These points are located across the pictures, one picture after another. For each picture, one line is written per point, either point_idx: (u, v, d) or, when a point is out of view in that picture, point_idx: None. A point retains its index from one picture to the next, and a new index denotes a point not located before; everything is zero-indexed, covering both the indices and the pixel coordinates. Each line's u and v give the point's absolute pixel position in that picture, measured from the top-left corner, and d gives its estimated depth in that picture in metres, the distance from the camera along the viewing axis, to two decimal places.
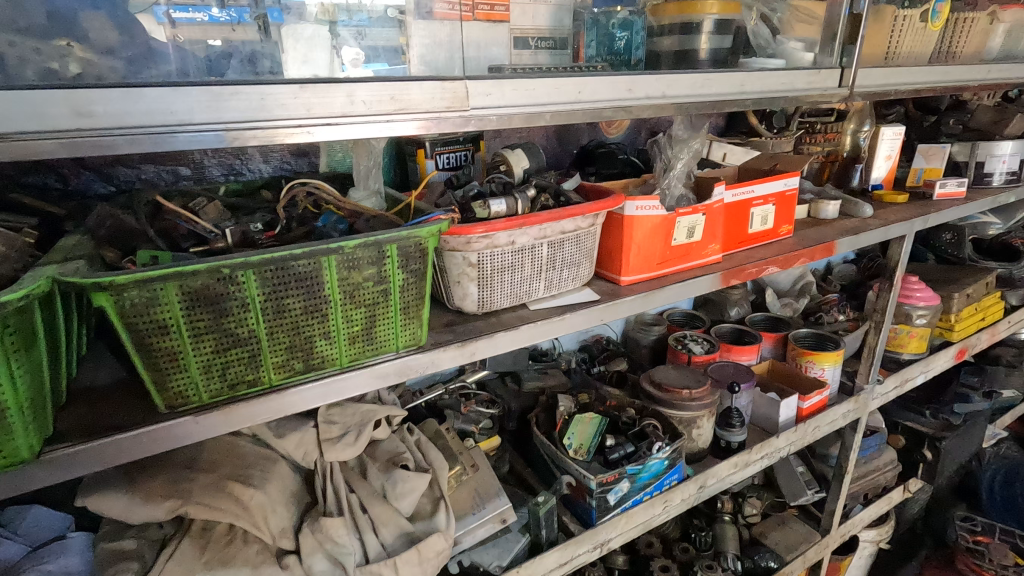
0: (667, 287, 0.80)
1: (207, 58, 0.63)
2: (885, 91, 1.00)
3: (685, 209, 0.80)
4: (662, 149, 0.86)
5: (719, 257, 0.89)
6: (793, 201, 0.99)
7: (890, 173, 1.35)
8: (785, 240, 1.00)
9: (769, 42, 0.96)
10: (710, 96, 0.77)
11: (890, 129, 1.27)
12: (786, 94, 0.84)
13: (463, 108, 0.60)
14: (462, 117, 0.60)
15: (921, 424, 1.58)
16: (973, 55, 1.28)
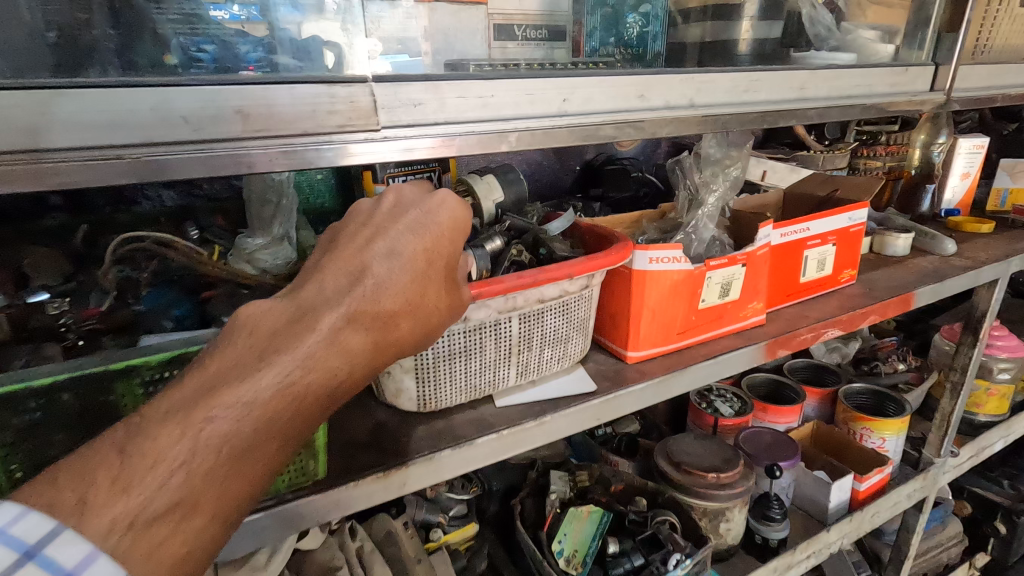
0: (693, 367, 0.58)
1: (27, 52, 0.41)
2: (990, 95, 0.76)
3: (717, 260, 0.58)
4: (687, 171, 0.66)
5: (761, 317, 0.66)
6: (858, 239, 0.76)
7: (967, 195, 1.12)
8: (846, 289, 0.77)
9: (831, 31, 0.72)
10: (757, 106, 0.55)
11: (969, 141, 1.05)
12: (864, 101, 0.61)
13: (371, 124, 0.40)
14: (368, 140, 0.40)
15: (993, 492, 1.32)
16: None
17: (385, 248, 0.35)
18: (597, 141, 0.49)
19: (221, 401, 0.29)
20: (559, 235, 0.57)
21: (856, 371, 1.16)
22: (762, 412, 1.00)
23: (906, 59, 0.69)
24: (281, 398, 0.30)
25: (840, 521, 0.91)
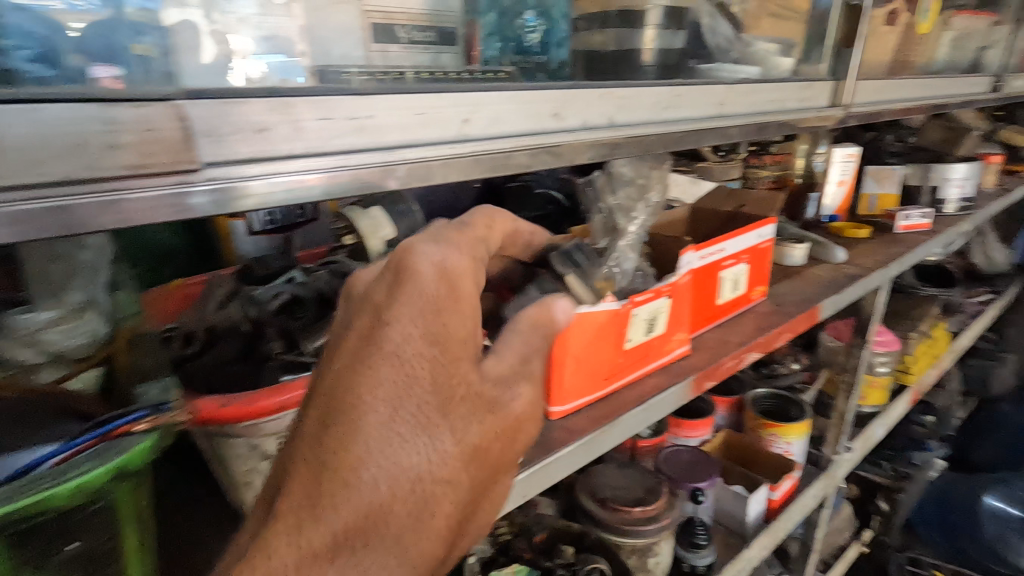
0: (626, 416, 0.52)
1: None
2: (877, 109, 0.79)
3: (642, 295, 0.52)
4: (598, 195, 0.59)
5: (686, 348, 0.62)
6: (766, 254, 0.74)
7: (845, 201, 1.18)
8: (758, 306, 0.76)
9: (731, 43, 0.70)
10: (682, 124, 0.51)
11: (843, 151, 1.12)
12: (779, 116, 0.59)
13: (183, 162, 0.28)
14: (181, 186, 0.28)
15: (874, 472, 1.43)
16: (925, 66, 1.13)
17: (398, 366, 0.30)
18: (509, 168, 0.41)
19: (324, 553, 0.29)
20: None
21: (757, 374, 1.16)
22: (677, 428, 0.96)
23: (805, 72, 0.69)
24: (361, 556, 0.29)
25: (760, 533, 0.92)
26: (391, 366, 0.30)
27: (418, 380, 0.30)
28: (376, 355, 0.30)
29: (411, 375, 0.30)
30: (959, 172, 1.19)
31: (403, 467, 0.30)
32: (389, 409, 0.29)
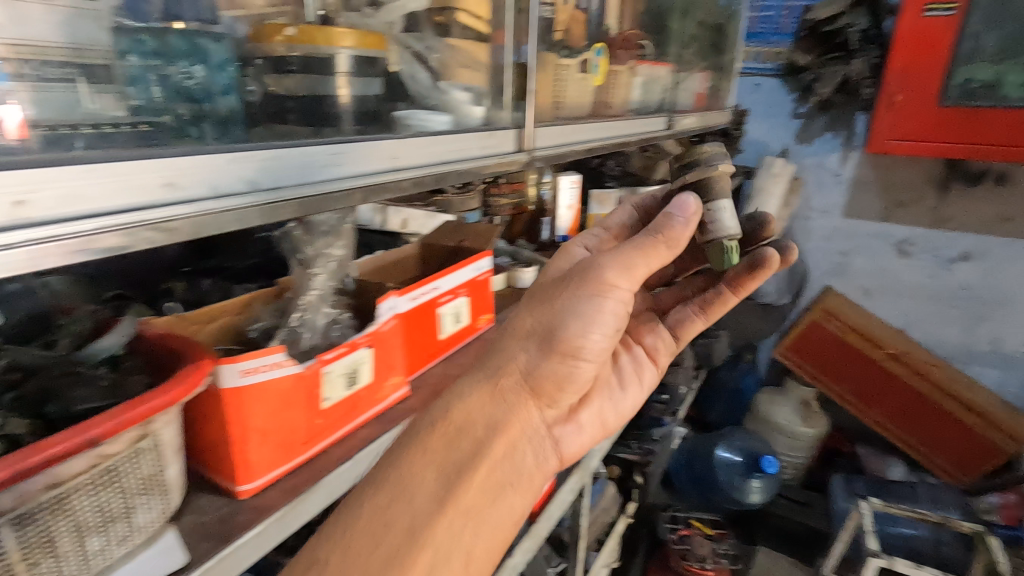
0: (328, 478, 0.51)
1: None
2: (564, 150, 0.89)
3: (334, 351, 0.52)
4: (296, 245, 0.56)
5: (404, 391, 0.63)
6: (486, 285, 0.80)
7: (574, 223, 1.33)
8: (485, 333, 0.81)
9: (429, 92, 0.74)
10: (347, 182, 0.50)
11: (567, 178, 1.27)
12: (459, 165, 0.63)
13: None
14: None
15: (629, 452, 1.66)
16: (620, 106, 1.35)
17: (521, 310, 0.64)
18: (101, 252, 0.35)
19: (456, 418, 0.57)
20: (115, 349, 0.49)
21: None
22: None
23: (494, 119, 0.75)
24: (454, 437, 0.56)
25: (522, 540, 0.97)
26: (534, 303, 0.63)
27: (525, 316, 0.63)
28: (521, 302, 0.64)
29: (549, 302, 0.62)
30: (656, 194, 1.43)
31: (535, 355, 0.61)
32: (529, 322, 0.62)
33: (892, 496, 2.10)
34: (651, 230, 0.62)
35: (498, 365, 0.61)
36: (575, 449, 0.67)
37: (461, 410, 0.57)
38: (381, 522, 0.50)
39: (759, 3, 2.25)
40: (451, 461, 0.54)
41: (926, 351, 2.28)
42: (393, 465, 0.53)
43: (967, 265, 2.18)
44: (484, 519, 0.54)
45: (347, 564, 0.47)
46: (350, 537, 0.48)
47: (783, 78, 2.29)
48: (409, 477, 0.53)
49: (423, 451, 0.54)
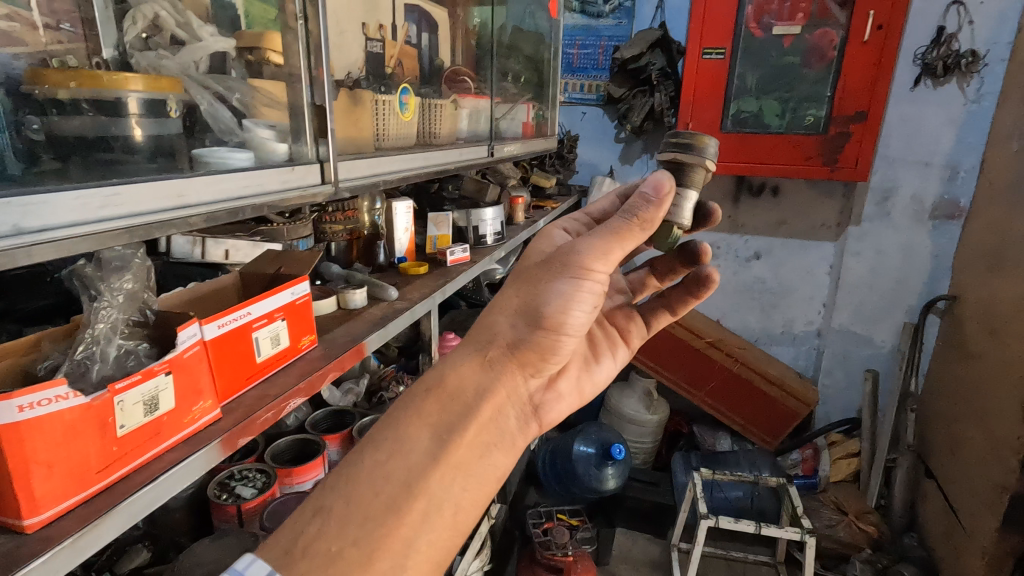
0: (124, 503, 0.53)
1: None
2: (375, 181, 1.06)
3: (129, 379, 0.54)
4: (87, 282, 0.59)
5: (214, 413, 0.66)
6: (306, 308, 0.85)
7: (411, 244, 1.41)
8: (309, 353, 0.86)
9: (233, 129, 0.78)
10: (126, 220, 0.54)
11: (400, 204, 1.33)
12: (256, 200, 0.69)
13: None
14: None
15: None
16: (448, 135, 1.47)
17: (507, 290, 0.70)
18: None
19: (448, 383, 0.62)
20: None
21: (370, 403, 1.38)
22: (287, 476, 1.06)
23: (299, 154, 0.81)
24: (447, 400, 0.61)
25: None
26: (514, 285, 0.70)
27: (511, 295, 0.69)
28: (507, 282, 0.71)
29: (532, 282, 0.68)
30: (488, 215, 1.56)
31: (520, 330, 0.67)
32: (511, 301, 0.69)
33: (719, 466, 2.44)
34: (626, 212, 0.68)
35: (483, 343, 0.67)
36: (556, 415, 0.72)
37: (451, 380, 0.62)
38: (383, 475, 0.54)
39: (579, 41, 2.54)
40: (442, 424, 0.59)
41: (737, 337, 2.69)
42: (393, 425, 0.58)
43: (759, 263, 2.62)
44: (473, 472, 0.58)
45: (352, 509, 0.51)
46: (356, 486, 0.53)
47: (605, 107, 2.59)
48: (407, 436, 0.57)
49: (419, 415, 0.58)
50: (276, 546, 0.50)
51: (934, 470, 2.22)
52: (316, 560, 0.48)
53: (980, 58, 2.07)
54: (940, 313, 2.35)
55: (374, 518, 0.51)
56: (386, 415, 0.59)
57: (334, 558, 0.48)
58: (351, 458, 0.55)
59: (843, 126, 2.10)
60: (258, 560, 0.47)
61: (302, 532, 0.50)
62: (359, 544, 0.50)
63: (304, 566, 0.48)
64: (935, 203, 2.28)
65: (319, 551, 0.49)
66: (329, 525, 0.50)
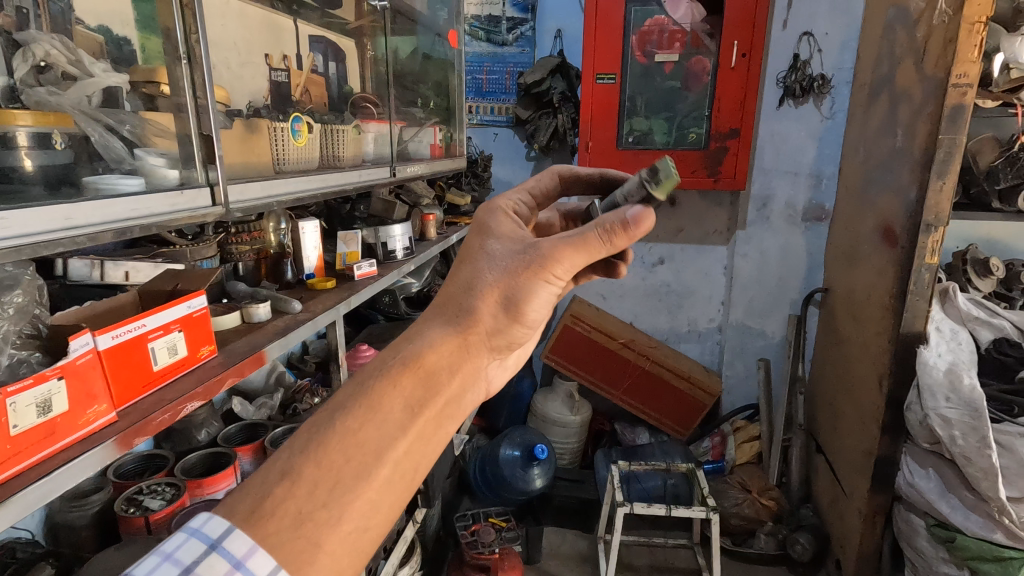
0: (19, 495, 0.59)
1: None
2: (269, 202, 1.13)
3: (19, 384, 0.60)
4: None
5: (109, 416, 0.72)
6: (203, 320, 0.92)
7: (321, 262, 1.49)
8: (209, 361, 0.93)
9: (124, 157, 0.85)
10: (11, 240, 0.60)
11: (308, 224, 1.42)
12: (142, 221, 0.76)
13: None
14: None
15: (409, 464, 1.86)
16: (351, 158, 1.56)
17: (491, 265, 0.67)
18: None
19: (427, 359, 0.59)
20: None
21: (283, 416, 1.42)
22: (197, 487, 1.10)
23: (190, 179, 0.89)
24: (425, 376, 0.58)
25: None
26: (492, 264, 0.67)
27: (495, 273, 0.66)
28: (480, 262, 0.67)
29: (493, 270, 0.66)
30: (396, 231, 1.66)
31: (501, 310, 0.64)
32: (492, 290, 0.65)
33: (637, 458, 2.62)
34: (600, 229, 0.67)
35: (465, 318, 0.63)
36: (500, 386, 0.72)
37: (426, 354, 0.59)
38: (354, 444, 0.52)
39: (486, 67, 2.71)
40: (417, 397, 0.56)
41: (649, 337, 2.90)
42: (366, 392, 0.55)
43: (663, 267, 2.86)
44: (437, 442, 0.57)
45: (320, 474, 0.50)
46: (324, 452, 0.51)
47: (515, 128, 2.77)
48: (379, 405, 0.54)
49: (393, 387, 0.56)
50: (243, 505, 0.50)
51: (820, 444, 2.48)
52: (283, 523, 0.49)
53: (829, 81, 2.39)
54: (818, 303, 2.64)
55: (343, 485, 0.51)
56: (360, 381, 0.56)
57: (302, 520, 0.49)
58: (320, 422, 0.53)
59: (721, 142, 2.36)
60: (214, 517, 0.50)
61: (269, 494, 0.50)
62: (327, 507, 0.50)
63: (273, 528, 0.49)
64: (805, 206, 2.58)
65: (287, 514, 0.49)
66: (297, 488, 0.50)
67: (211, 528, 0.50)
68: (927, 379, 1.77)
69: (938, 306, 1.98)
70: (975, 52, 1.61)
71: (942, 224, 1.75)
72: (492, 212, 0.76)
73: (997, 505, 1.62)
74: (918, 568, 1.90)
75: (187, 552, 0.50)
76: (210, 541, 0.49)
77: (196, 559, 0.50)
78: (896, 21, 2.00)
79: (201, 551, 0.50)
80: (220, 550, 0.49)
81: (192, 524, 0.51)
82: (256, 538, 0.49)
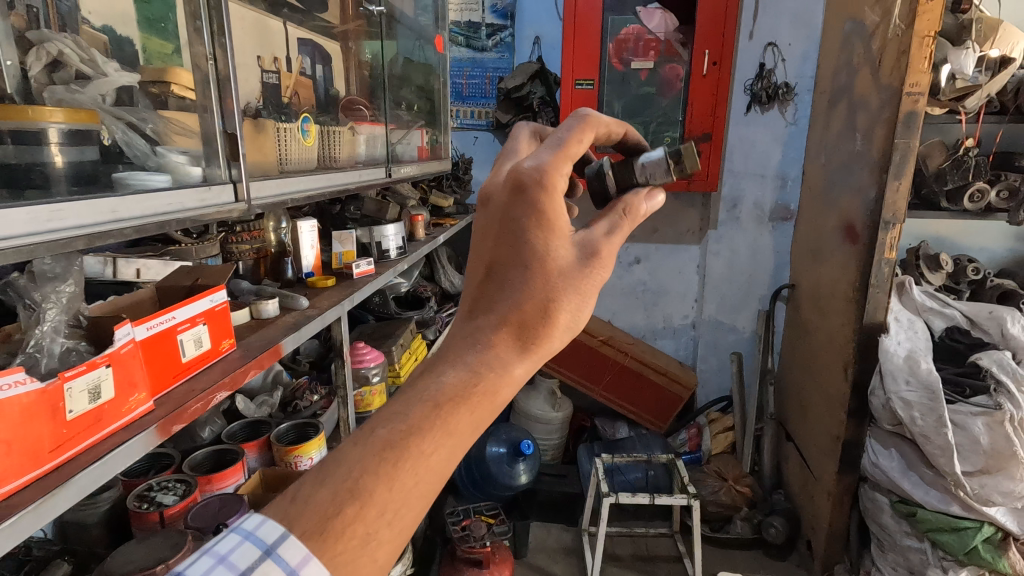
0: (76, 477, 0.61)
1: None
2: (282, 200, 1.19)
3: (74, 369, 0.62)
4: (23, 291, 0.67)
5: (148, 405, 0.74)
6: (224, 314, 0.94)
7: (318, 260, 1.50)
8: (229, 355, 0.95)
9: (147, 155, 0.87)
10: (67, 232, 0.62)
11: (305, 223, 1.42)
12: (178, 216, 0.79)
13: None
14: None
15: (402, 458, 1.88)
16: (347, 159, 1.59)
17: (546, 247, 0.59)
18: None
19: (500, 381, 0.54)
20: None
21: (284, 413, 1.43)
22: (207, 483, 1.12)
23: (212, 176, 0.91)
24: (495, 402, 0.54)
25: None
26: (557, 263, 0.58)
27: (569, 283, 0.58)
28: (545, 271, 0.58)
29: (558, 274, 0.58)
30: (390, 231, 1.69)
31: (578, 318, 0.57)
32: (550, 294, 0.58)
33: (619, 451, 2.70)
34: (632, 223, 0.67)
35: (543, 329, 0.57)
36: None
37: (502, 373, 0.54)
38: (426, 467, 0.49)
39: (467, 72, 2.76)
40: (484, 418, 0.53)
41: (627, 334, 3.00)
42: (440, 411, 0.51)
43: (640, 266, 2.97)
44: None
45: (391, 497, 0.47)
46: (398, 474, 0.48)
47: (495, 132, 2.83)
48: (453, 427, 0.51)
49: (467, 409, 0.52)
50: (307, 516, 0.46)
51: (790, 432, 2.62)
52: (351, 544, 0.46)
53: (793, 89, 2.54)
54: (785, 299, 2.79)
55: (411, 507, 0.48)
56: (436, 399, 0.51)
57: (368, 540, 0.46)
58: (393, 443, 0.49)
59: (694, 145, 2.48)
60: (268, 520, 0.47)
61: (338, 513, 0.46)
62: (392, 529, 0.47)
63: (338, 549, 0.45)
64: (772, 207, 2.72)
65: (355, 535, 0.46)
66: (367, 511, 0.46)
67: (265, 532, 0.46)
68: (889, 365, 1.91)
69: (896, 298, 2.13)
70: (925, 64, 1.76)
71: (899, 222, 1.89)
72: (551, 174, 0.60)
73: (953, 480, 1.77)
74: (883, 542, 2.03)
75: (241, 556, 0.46)
76: (264, 546, 0.46)
77: (251, 565, 0.46)
78: (853, 34, 2.15)
79: (255, 557, 0.46)
80: (275, 557, 0.45)
81: (246, 527, 0.47)
82: (312, 547, 0.45)
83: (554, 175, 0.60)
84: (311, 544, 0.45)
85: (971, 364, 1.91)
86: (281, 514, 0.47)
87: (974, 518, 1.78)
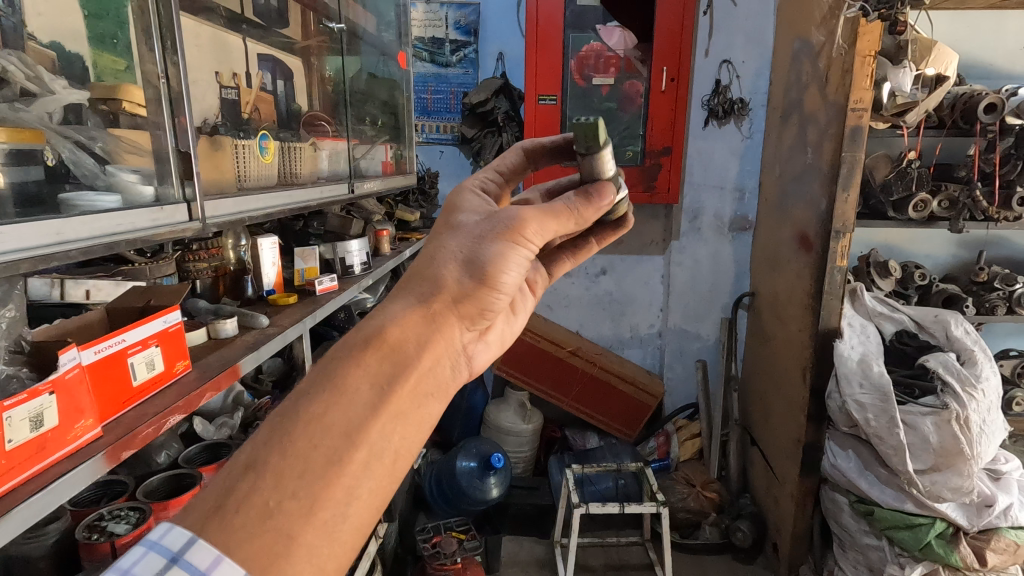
0: (16, 509, 0.59)
1: None
2: (240, 217, 1.16)
3: (14, 398, 0.60)
4: None
5: (96, 431, 0.72)
6: (179, 336, 0.92)
7: (279, 277, 1.48)
8: (184, 377, 0.93)
9: (96, 173, 0.86)
10: (8, 254, 0.61)
11: (266, 240, 1.40)
12: (127, 236, 0.77)
13: None
14: None
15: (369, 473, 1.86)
16: (309, 175, 1.58)
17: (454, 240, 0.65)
18: None
19: (390, 339, 0.57)
20: None
21: (246, 434, 1.41)
22: (163, 510, 1.07)
23: (165, 196, 0.90)
24: (390, 359, 0.56)
25: None
26: (489, 265, 0.63)
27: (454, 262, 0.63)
28: (436, 262, 0.64)
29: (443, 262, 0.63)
30: (354, 246, 1.68)
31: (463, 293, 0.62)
32: (494, 294, 0.64)
33: (590, 461, 2.72)
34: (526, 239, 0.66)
35: (432, 299, 0.61)
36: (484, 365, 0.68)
37: (392, 332, 0.57)
38: (319, 427, 0.50)
39: (432, 87, 2.78)
40: (379, 375, 0.54)
41: (594, 345, 3.03)
42: (329, 375, 0.53)
43: (606, 277, 3.02)
44: (416, 422, 0.55)
45: (287, 463, 0.48)
46: (291, 440, 0.49)
47: (460, 146, 2.85)
48: (343, 387, 0.52)
49: (359, 367, 0.54)
50: (205, 511, 0.47)
51: (754, 437, 2.68)
52: (249, 518, 0.46)
53: (748, 104, 2.64)
54: (746, 306, 2.87)
55: (314, 471, 0.48)
56: (325, 367, 0.54)
57: (272, 513, 0.46)
58: (283, 413, 0.51)
59: (655, 159, 2.55)
60: (175, 528, 0.46)
61: (233, 489, 0.47)
62: (297, 498, 0.47)
63: (236, 525, 0.46)
64: (731, 218, 2.81)
65: (255, 506, 0.46)
66: (263, 480, 0.47)
67: (171, 541, 0.46)
68: (843, 369, 1.98)
69: (849, 304, 2.21)
70: (868, 82, 1.85)
71: (849, 231, 1.98)
72: (524, 218, 0.66)
73: (906, 478, 1.84)
74: (845, 542, 2.09)
75: (144, 570, 0.45)
76: (170, 554, 0.45)
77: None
78: (802, 53, 2.25)
79: (161, 567, 0.45)
80: (181, 563, 0.45)
81: (152, 538, 0.47)
82: (224, 549, 0.45)
83: (530, 219, 0.66)
84: (226, 546, 0.45)
85: (920, 366, 1.99)
86: (187, 520, 0.47)
87: (927, 514, 1.86)
